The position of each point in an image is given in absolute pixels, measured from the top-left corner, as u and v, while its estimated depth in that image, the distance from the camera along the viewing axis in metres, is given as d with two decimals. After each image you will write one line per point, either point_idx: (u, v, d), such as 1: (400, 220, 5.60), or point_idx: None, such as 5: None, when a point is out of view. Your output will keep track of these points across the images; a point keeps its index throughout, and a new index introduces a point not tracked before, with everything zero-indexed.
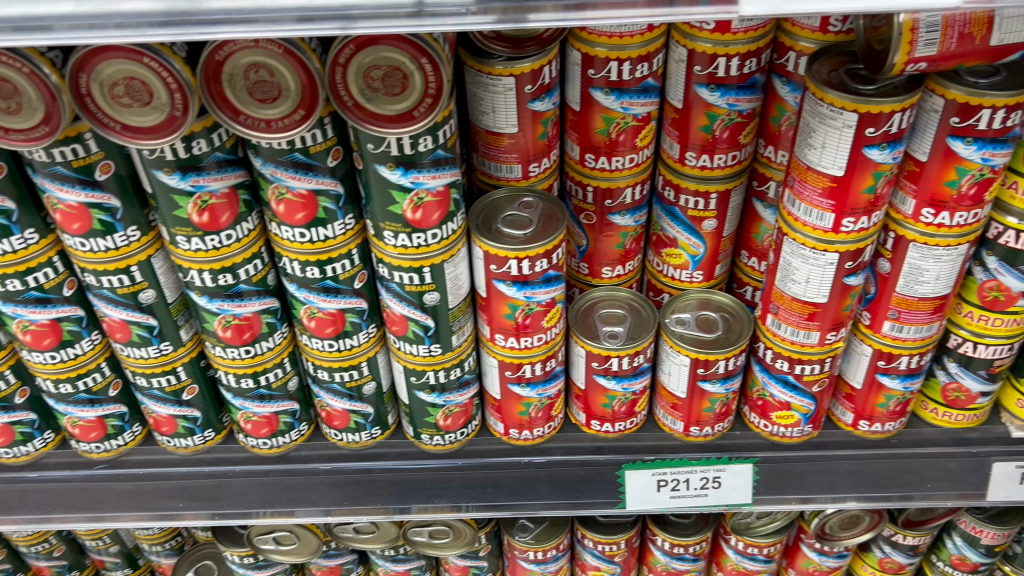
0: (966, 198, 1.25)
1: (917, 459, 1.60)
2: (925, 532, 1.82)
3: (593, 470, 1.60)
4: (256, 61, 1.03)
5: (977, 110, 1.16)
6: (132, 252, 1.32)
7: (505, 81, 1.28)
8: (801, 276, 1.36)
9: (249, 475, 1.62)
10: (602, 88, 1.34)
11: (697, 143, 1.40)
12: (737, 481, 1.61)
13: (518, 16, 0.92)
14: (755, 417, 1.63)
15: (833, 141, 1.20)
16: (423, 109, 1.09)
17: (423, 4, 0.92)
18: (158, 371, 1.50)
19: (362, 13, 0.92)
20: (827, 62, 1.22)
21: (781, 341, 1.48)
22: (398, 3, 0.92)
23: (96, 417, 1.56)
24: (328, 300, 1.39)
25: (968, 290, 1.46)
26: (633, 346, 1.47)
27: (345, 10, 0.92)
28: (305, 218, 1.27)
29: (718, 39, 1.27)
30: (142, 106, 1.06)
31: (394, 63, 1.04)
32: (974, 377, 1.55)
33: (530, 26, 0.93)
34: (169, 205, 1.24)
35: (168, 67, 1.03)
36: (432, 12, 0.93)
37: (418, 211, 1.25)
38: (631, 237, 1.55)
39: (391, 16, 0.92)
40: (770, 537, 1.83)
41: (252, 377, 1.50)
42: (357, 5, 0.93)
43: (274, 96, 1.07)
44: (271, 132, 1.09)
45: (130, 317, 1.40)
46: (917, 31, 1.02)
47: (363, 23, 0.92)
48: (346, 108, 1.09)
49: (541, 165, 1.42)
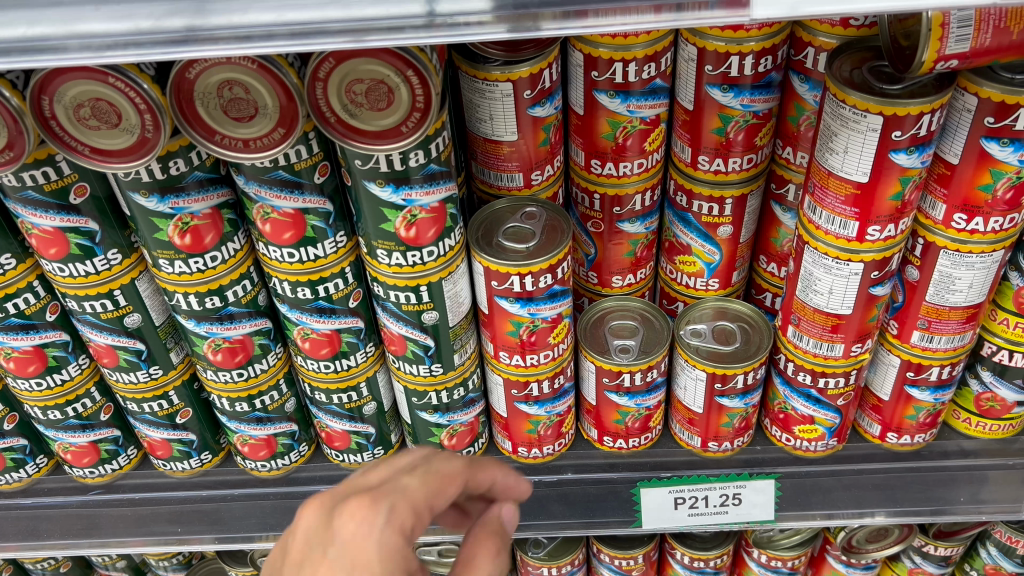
0: (1001, 203, 1.16)
1: (947, 472, 1.52)
2: (957, 543, 1.73)
3: (607, 488, 1.54)
4: (229, 78, 0.95)
5: (1014, 110, 1.07)
6: (114, 275, 1.26)
7: (503, 87, 1.20)
8: (823, 287, 1.28)
9: (249, 499, 1.56)
10: (607, 91, 1.25)
11: (709, 147, 1.31)
12: (759, 498, 1.52)
13: (530, 25, 0.84)
14: (777, 431, 1.56)
15: (856, 145, 1.11)
16: (411, 124, 1.02)
17: (434, 13, 0.84)
18: (150, 396, 1.44)
19: (373, 26, 0.84)
20: (848, 59, 1.13)
21: (804, 354, 1.40)
22: (409, 14, 0.84)
23: (89, 442, 1.50)
24: (323, 320, 1.32)
25: (1003, 297, 1.37)
26: (646, 362, 1.39)
27: (350, 24, 0.84)
28: (293, 237, 1.19)
29: (730, 37, 1.18)
30: (110, 128, 0.99)
31: (377, 76, 0.96)
32: (1010, 387, 1.46)
33: (542, 35, 0.85)
34: (149, 228, 1.17)
35: (136, 87, 0.95)
36: (445, 22, 0.84)
37: (411, 228, 1.18)
38: (642, 245, 1.47)
39: (389, 29, 0.84)
40: (794, 551, 1.75)
41: (247, 400, 1.44)
42: (366, 16, 0.84)
43: (250, 114, 0.99)
44: (250, 152, 1.03)
45: (117, 342, 1.34)
46: (948, 26, 0.93)
47: (374, 38, 0.84)
48: (328, 124, 1.01)
49: (544, 173, 1.34)
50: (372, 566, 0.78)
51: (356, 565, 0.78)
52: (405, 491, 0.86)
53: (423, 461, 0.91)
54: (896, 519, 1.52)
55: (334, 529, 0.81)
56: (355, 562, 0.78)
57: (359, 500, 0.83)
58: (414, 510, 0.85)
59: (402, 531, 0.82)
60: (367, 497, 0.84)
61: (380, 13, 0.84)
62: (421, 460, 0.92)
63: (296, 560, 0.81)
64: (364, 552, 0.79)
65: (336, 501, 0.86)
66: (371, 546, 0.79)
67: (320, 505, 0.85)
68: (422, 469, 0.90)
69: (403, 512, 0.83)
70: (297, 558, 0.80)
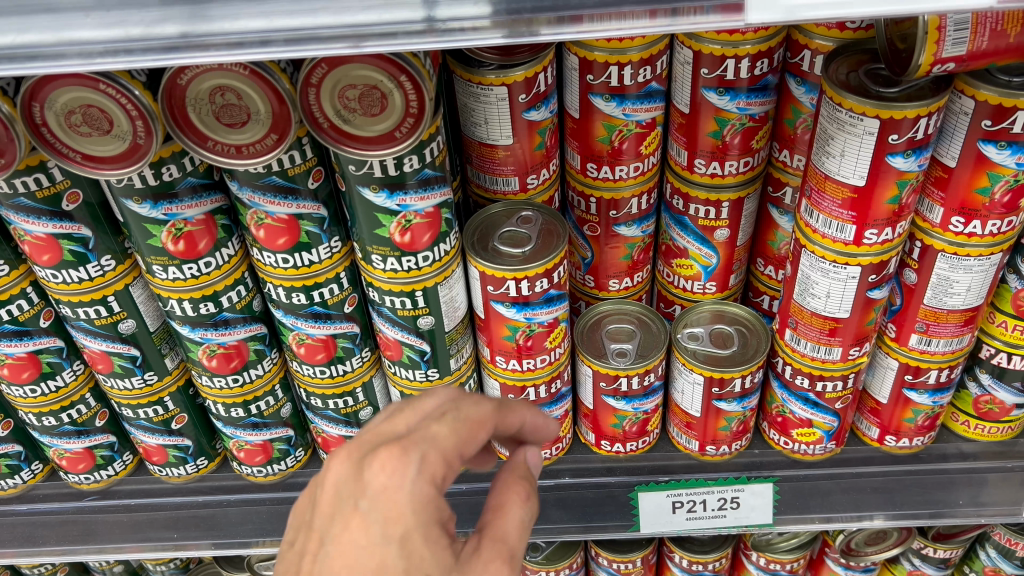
0: (999, 206, 1.15)
1: (947, 475, 1.52)
2: (956, 545, 1.72)
3: (604, 493, 1.53)
4: (221, 84, 0.95)
5: (1011, 113, 1.06)
6: (108, 281, 1.25)
7: (498, 91, 1.20)
8: (821, 290, 1.27)
9: (245, 504, 1.56)
10: (603, 94, 1.25)
11: (706, 150, 1.30)
12: (758, 501, 1.51)
13: (528, 30, 0.83)
14: (775, 434, 1.55)
15: (853, 149, 1.10)
16: (404, 130, 1.01)
17: (433, 19, 0.83)
18: (145, 402, 1.43)
19: (372, 31, 0.84)
20: (845, 62, 1.12)
21: (801, 357, 1.39)
22: (407, 19, 0.83)
23: (84, 448, 1.49)
24: (318, 326, 1.32)
25: (1002, 299, 1.36)
26: (643, 365, 1.39)
27: (349, 29, 0.84)
28: (287, 243, 1.19)
29: (726, 40, 1.18)
30: (102, 135, 0.98)
31: (370, 82, 0.96)
32: (1008, 390, 1.45)
33: (540, 40, 0.84)
34: (142, 234, 1.16)
35: (127, 93, 0.95)
36: (444, 27, 0.83)
37: (406, 234, 1.17)
38: (639, 248, 1.46)
39: (386, 35, 0.83)
40: (793, 553, 1.74)
41: (243, 406, 1.43)
42: (364, 22, 0.84)
43: (243, 120, 0.99)
44: (243, 158, 1.02)
45: (111, 349, 1.33)
46: (945, 30, 0.93)
47: (371, 44, 0.83)
48: (321, 129, 1.01)
49: (540, 177, 1.34)
50: (404, 519, 0.78)
51: (388, 518, 0.78)
52: (436, 437, 0.84)
53: (452, 405, 0.88)
54: (894, 521, 1.51)
55: (364, 480, 0.80)
56: (386, 516, 0.78)
57: (389, 449, 0.82)
58: (444, 458, 0.83)
59: (433, 479, 0.81)
60: (398, 445, 0.82)
61: (377, 19, 0.84)
62: (450, 404, 0.89)
63: (327, 511, 0.81)
64: (396, 505, 0.78)
65: (364, 448, 0.85)
66: (403, 500, 0.78)
67: (350, 453, 0.84)
68: (452, 413, 0.87)
69: (434, 462, 0.81)
70: (330, 510, 0.81)
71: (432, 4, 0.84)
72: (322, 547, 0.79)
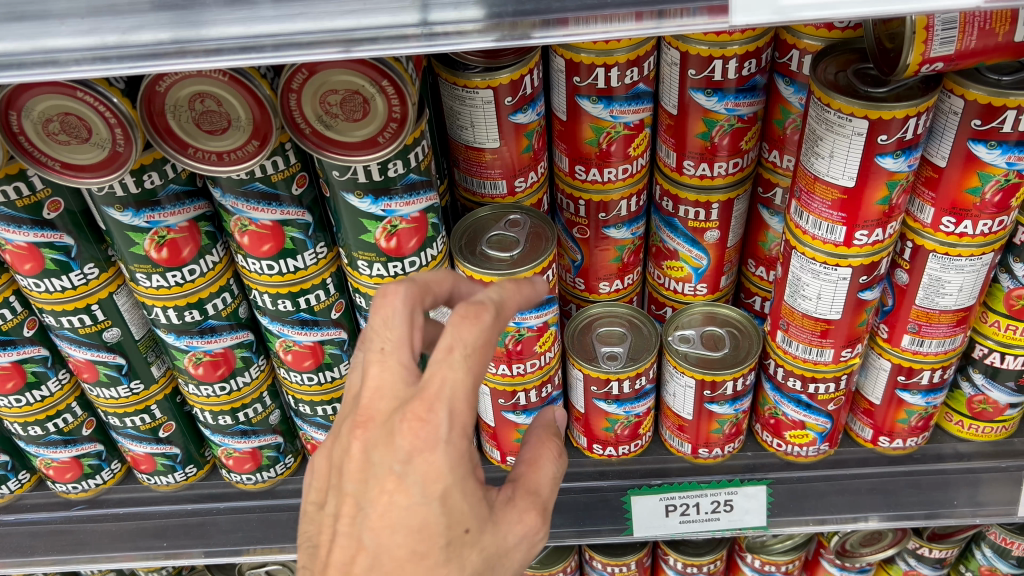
0: (989, 206, 1.14)
1: (942, 475, 1.51)
2: (951, 545, 1.72)
3: (597, 497, 1.52)
4: (200, 91, 0.94)
5: (1000, 112, 1.05)
6: (92, 290, 1.24)
7: (483, 94, 1.19)
8: (811, 292, 1.26)
9: (234, 512, 1.54)
10: (590, 96, 1.23)
11: (695, 151, 1.29)
12: (751, 503, 1.51)
13: (520, 34, 0.82)
14: (767, 436, 1.54)
15: (842, 150, 1.09)
16: (387, 135, 0.99)
17: (429, 22, 0.82)
18: (132, 411, 1.42)
19: (363, 35, 0.82)
20: (833, 61, 1.11)
21: (793, 359, 1.38)
22: (402, 22, 0.82)
23: (71, 457, 1.48)
24: (305, 332, 1.30)
25: (994, 299, 1.35)
26: (634, 368, 1.37)
27: (343, 34, 0.83)
28: (272, 249, 1.17)
29: (713, 41, 1.17)
30: (81, 143, 0.97)
31: (352, 87, 0.95)
32: (1002, 390, 1.44)
33: (535, 44, 0.83)
34: (125, 242, 1.15)
35: (105, 101, 0.93)
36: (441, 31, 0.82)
37: (392, 239, 1.16)
38: (629, 250, 1.45)
39: (378, 39, 0.82)
40: (788, 555, 1.74)
41: (231, 413, 1.42)
42: (357, 26, 0.83)
43: (223, 127, 0.98)
44: (224, 164, 1.01)
45: (96, 357, 1.32)
46: (933, 29, 0.92)
47: (365, 48, 0.82)
48: (302, 135, 0.99)
49: (528, 179, 1.32)
50: (443, 478, 0.78)
51: (427, 478, 0.78)
52: (454, 382, 0.79)
53: (450, 328, 0.80)
54: (889, 523, 1.51)
55: (394, 443, 0.79)
56: (425, 476, 0.78)
57: (413, 411, 0.79)
58: (466, 404, 0.79)
59: (462, 430, 0.80)
60: (422, 403, 0.79)
61: (370, 22, 0.82)
62: (449, 332, 0.79)
63: (359, 474, 0.81)
64: (433, 465, 0.78)
65: (381, 404, 0.81)
66: (439, 461, 0.78)
67: (369, 414, 0.81)
68: (455, 341, 0.79)
69: (461, 414, 0.79)
70: (362, 473, 0.80)
71: (426, 7, 0.83)
72: (360, 510, 0.80)
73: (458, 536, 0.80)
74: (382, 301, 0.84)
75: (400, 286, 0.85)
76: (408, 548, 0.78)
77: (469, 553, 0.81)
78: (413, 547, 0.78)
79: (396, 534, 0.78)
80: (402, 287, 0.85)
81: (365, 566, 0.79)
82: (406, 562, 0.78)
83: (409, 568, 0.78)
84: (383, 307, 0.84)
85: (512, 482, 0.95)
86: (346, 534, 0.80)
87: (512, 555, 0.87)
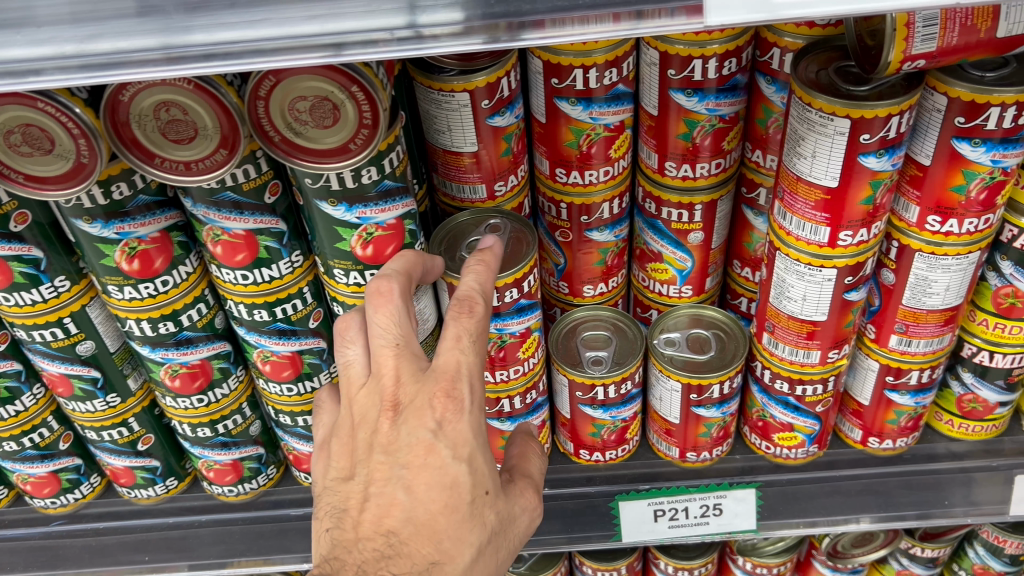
0: (975, 204, 1.13)
1: (934, 475, 1.49)
2: (944, 544, 1.70)
3: (585, 503, 1.50)
4: (165, 99, 0.91)
5: (984, 109, 1.03)
6: (64, 302, 1.21)
7: (460, 97, 1.17)
8: (797, 294, 1.24)
9: (217, 524, 1.52)
10: (569, 98, 1.21)
11: (677, 152, 1.27)
12: (740, 507, 1.49)
13: (512, 36, 0.80)
14: (756, 438, 1.52)
15: (824, 150, 1.07)
16: (359, 142, 0.97)
17: (417, 24, 0.80)
18: (109, 424, 1.39)
19: (354, 38, 0.80)
20: (814, 59, 1.10)
21: (780, 361, 1.36)
22: (388, 25, 0.80)
23: (48, 472, 1.45)
24: (283, 342, 1.28)
25: (982, 297, 1.34)
26: (620, 373, 1.35)
27: (333, 36, 0.80)
28: (245, 259, 1.15)
29: (692, 40, 1.15)
30: (44, 154, 0.94)
31: (320, 93, 0.92)
32: (992, 388, 1.43)
33: (523, 45, 0.80)
34: (95, 254, 1.12)
35: (67, 112, 0.91)
36: (430, 33, 0.80)
37: (368, 247, 1.13)
38: (613, 253, 1.43)
39: (365, 42, 0.80)
40: (780, 557, 1.71)
41: (210, 425, 1.40)
42: (348, 29, 0.80)
43: (190, 136, 0.95)
44: (193, 174, 0.98)
45: (70, 371, 1.29)
46: (913, 26, 0.90)
47: (354, 50, 0.80)
48: (272, 143, 0.97)
49: (508, 183, 1.30)
50: (470, 443, 0.88)
51: (456, 442, 0.87)
52: (466, 364, 0.91)
53: (453, 323, 0.94)
54: (881, 524, 1.49)
55: (424, 414, 0.87)
56: (454, 441, 0.87)
57: (439, 388, 0.88)
58: (479, 381, 0.92)
59: (479, 403, 0.91)
60: (444, 381, 0.89)
61: (360, 23, 0.80)
62: (454, 326, 0.94)
63: (388, 445, 0.88)
64: (461, 431, 0.88)
65: (405, 389, 0.89)
66: (466, 427, 0.88)
67: (395, 398, 0.89)
68: (458, 332, 0.93)
69: (477, 389, 0.91)
70: (392, 444, 0.88)
71: (415, 8, 0.80)
72: (392, 476, 0.87)
73: (481, 496, 0.89)
74: (382, 300, 0.94)
75: (392, 285, 0.95)
76: (441, 503, 0.86)
77: (488, 513, 0.90)
78: (445, 502, 0.86)
79: (431, 490, 0.86)
80: (394, 284, 0.96)
81: (400, 521, 0.85)
82: (439, 515, 0.86)
83: (443, 521, 0.86)
84: (382, 306, 0.93)
85: (508, 470, 1.07)
86: (378, 495, 0.87)
87: (517, 519, 0.98)
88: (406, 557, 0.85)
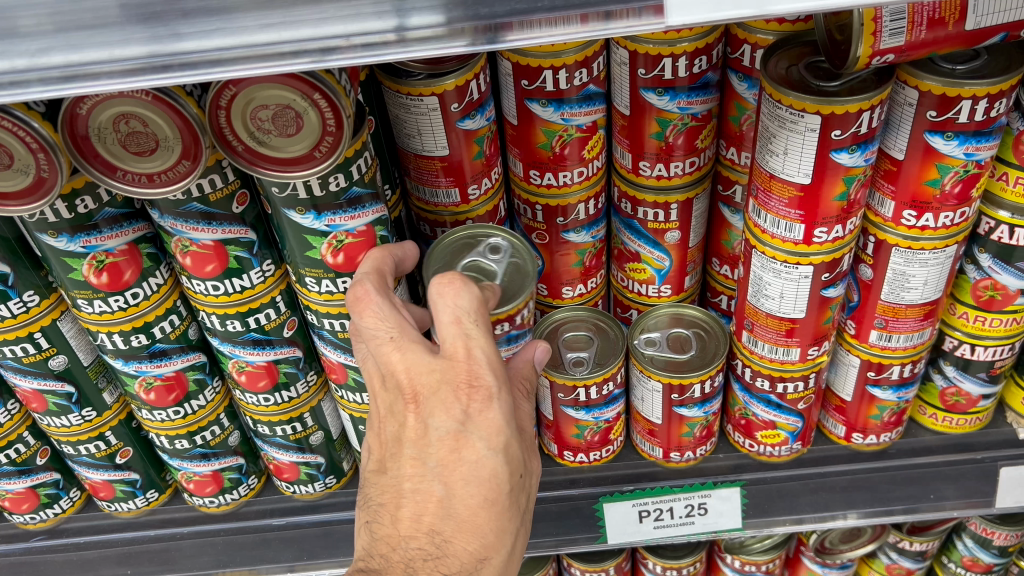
0: (950, 197, 1.12)
1: (919, 469, 1.49)
2: (932, 538, 1.69)
3: (569, 506, 1.49)
4: (124, 111, 0.90)
5: (956, 102, 1.03)
6: (34, 316, 1.20)
7: (428, 101, 1.15)
8: (774, 291, 1.23)
9: (199, 537, 1.51)
10: (539, 100, 1.20)
11: (651, 152, 1.26)
12: (725, 506, 1.49)
13: (491, 37, 0.78)
14: (739, 436, 1.51)
15: (796, 147, 1.06)
16: (324, 149, 0.96)
17: (404, 27, 0.78)
18: (86, 438, 1.38)
19: (337, 44, 0.78)
20: (784, 55, 1.09)
21: (760, 359, 1.35)
22: (376, 28, 0.78)
23: (27, 487, 1.44)
24: (257, 352, 1.27)
25: (962, 290, 1.33)
26: (601, 374, 1.34)
27: (314, 43, 0.78)
28: (216, 269, 1.14)
29: (661, 39, 1.14)
30: (3, 169, 0.92)
31: (282, 102, 0.91)
32: (974, 381, 1.42)
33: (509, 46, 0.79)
34: (63, 268, 1.11)
35: (25, 125, 0.89)
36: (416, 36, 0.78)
37: (339, 254, 1.12)
38: (591, 254, 1.42)
39: (335, 49, 0.78)
40: (768, 554, 1.71)
41: (188, 437, 1.38)
42: (324, 35, 0.78)
43: (152, 148, 0.94)
44: (156, 186, 0.97)
45: (43, 386, 1.28)
46: (880, 21, 0.88)
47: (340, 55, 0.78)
48: (235, 153, 0.96)
49: (481, 187, 1.29)
50: (502, 431, 0.88)
51: (489, 433, 0.87)
52: (473, 345, 0.90)
53: (444, 304, 0.91)
54: (867, 519, 1.49)
55: (451, 406, 0.87)
56: (486, 431, 0.87)
57: (460, 380, 0.88)
58: (497, 361, 0.90)
59: (504, 386, 0.90)
60: (463, 371, 0.88)
61: (343, 27, 0.78)
62: (444, 305, 0.91)
63: (417, 439, 0.88)
64: (491, 421, 0.87)
65: (422, 379, 0.88)
66: (495, 415, 0.88)
67: (414, 390, 0.88)
68: (458, 312, 0.91)
69: (499, 371, 0.90)
70: (421, 438, 0.87)
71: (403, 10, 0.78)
72: (426, 471, 0.87)
73: (516, 480, 0.90)
74: (363, 305, 0.96)
75: (368, 288, 0.97)
76: (480, 497, 0.86)
77: (520, 497, 0.92)
78: (485, 495, 0.87)
79: (469, 485, 0.86)
80: (368, 287, 0.97)
81: (440, 518, 0.86)
82: (479, 509, 0.86)
83: (484, 515, 0.87)
84: (365, 310, 0.95)
85: None
86: (414, 492, 0.87)
87: (534, 488, 0.99)
88: (453, 556, 0.86)
